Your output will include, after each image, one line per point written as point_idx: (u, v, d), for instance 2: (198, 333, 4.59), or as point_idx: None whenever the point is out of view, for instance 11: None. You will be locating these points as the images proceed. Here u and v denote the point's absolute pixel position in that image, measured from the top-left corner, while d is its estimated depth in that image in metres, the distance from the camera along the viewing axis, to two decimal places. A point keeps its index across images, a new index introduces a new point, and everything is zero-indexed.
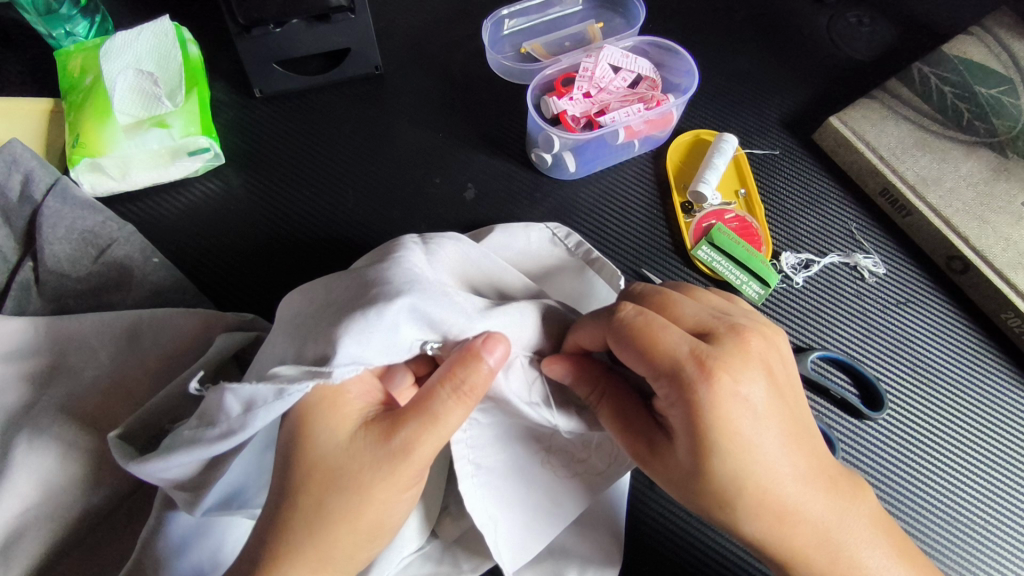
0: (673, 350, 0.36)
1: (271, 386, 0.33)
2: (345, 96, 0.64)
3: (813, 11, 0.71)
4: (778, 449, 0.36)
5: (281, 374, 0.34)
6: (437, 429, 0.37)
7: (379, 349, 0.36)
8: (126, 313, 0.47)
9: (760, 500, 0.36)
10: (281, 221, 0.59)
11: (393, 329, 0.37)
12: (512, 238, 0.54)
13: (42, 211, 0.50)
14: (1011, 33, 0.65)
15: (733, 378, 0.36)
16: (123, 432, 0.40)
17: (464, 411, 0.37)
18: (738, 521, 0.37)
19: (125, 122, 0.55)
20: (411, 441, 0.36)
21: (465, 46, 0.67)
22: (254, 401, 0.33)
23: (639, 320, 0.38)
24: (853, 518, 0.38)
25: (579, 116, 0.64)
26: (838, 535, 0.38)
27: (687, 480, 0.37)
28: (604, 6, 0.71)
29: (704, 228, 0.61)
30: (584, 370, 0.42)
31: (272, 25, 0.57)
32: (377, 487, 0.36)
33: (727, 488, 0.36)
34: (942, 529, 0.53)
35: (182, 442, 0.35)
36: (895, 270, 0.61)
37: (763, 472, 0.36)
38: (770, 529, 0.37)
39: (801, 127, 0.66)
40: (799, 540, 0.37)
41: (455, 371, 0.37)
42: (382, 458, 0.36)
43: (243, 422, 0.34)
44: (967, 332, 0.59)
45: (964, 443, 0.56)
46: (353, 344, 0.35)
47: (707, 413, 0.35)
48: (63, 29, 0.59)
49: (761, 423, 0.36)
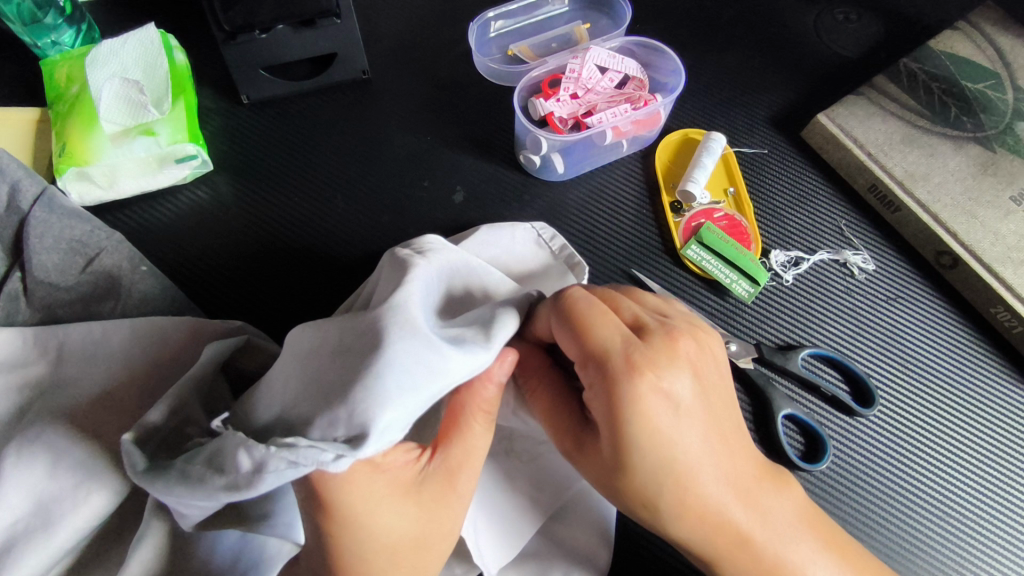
0: (602, 339, 0.38)
1: (284, 458, 0.31)
2: (332, 102, 0.64)
3: (799, 8, 0.71)
4: (705, 447, 0.38)
5: (297, 444, 0.31)
6: (476, 460, 0.41)
7: (405, 415, 0.34)
8: (117, 323, 0.47)
9: (682, 497, 0.37)
10: (268, 227, 0.59)
11: (424, 395, 0.34)
12: (498, 239, 0.54)
13: (28, 223, 0.49)
14: (998, 27, 0.65)
15: (660, 375, 0.37)
16: (136, 436, 0.38)
17: (489, 431, 0.41)
18: (660, 516, 0.38)
19: (112, 131, 0.54)
20: (463, 478, 0.40)
21: (452, 49, 0.67)
22: (268, 465, 0.31)
23: (579, 304, 0.39)
24: (782, 522, 0.39)
25: (566, 118, 0.64)
26: (766, 535, 0.39)
27: (608, 471, 0.39)
28: (590, 7, 0.71)
29: (693, 227, 0.61)
30: (528, 363, 0.44)
31: (258, 31, 0.57)
32: (454, 526, 0.40)
33: (649, 483, 0.37)
34: (928, 524, 0.54)
35: (194, 488, 0.33)
36: (885, 266, 0.61)
37: (685, 470, 0.37)
38: (692, 526, 0.38)
39: (789, 125, 0.66)
40: (726, 539, 0.38)
41: (483, 404, 0.40)
42: (446, 502, 0.40)
43: (251, 481, 0.32)
44: (956, 328, 0.60)
45: (947, 439, 0.56)
46: (381, 417, 0.32)
47: (626, 406, 0.36)
48: (48, 38, 0.59)
49: (682, 418, 0.37)
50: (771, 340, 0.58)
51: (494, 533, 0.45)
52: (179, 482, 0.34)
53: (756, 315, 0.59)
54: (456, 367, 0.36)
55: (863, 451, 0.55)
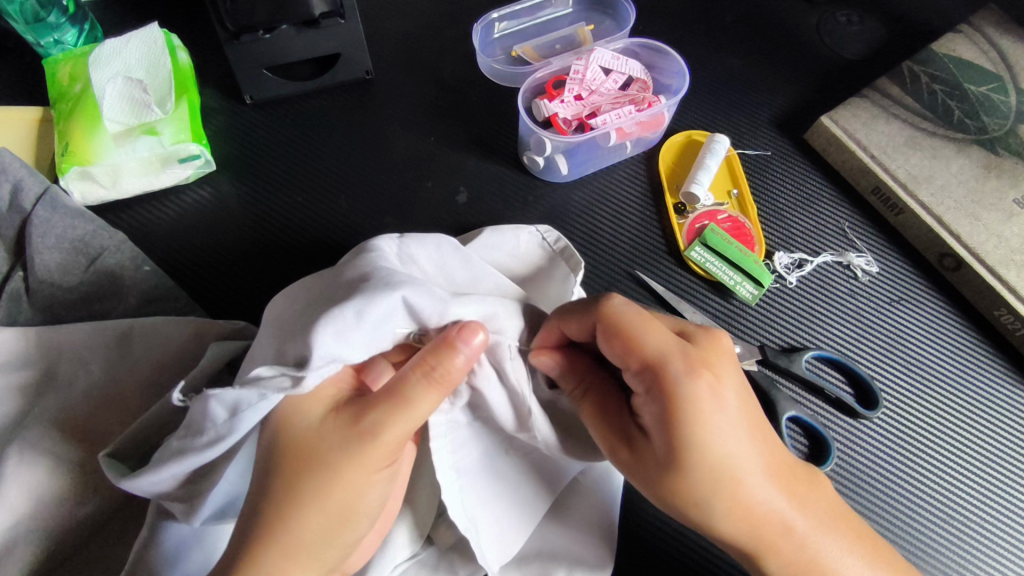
0: (657, 344, 0.39)
1: (253, 390, 0.35)
2: (336, 102, 0.64)
3: (803, 11, 0.71)
4: (744, 445, 0.37)
5: (262, 377, 0.35)
6: (408, 417, 0.38)
7: (352, 339, 0.37)
8: (119, 322, 0.46)
9: (732, 494, 0.37)
10: (274, 226, 0.59)
11: (369, 326, 0.38)
12: (500, 241, 0.52)
13: (31, 221, 0.49)
14: (1000, 30, 0.65)
15: (714, 378, 0.38)
16: (114, 450, 0.40)
17: (437, 396, 0.38)
18: (710, 517, 0.37)
19: (114, 130, 0.54)
20: (376, 420, 0.38)
21: (456, 50, 0.67)
22: (240, 404, 0.35)
23: (627, 313, 0.40)
24: (830, 531, 0.38)
25: (570, 119, 0.63)
26: (807, 528, 0.37)
27: (659, 473, 0.38)
28: (594, 8, 0.71)
29: (698, 228, 0.61)
30: (571, 364, 0.44)
31: (262, 30, 0.57)
32: (352, 474, 0.37)
33: (698, 483, 0.37)
34: (941, 529, 0.54)
35: (172, 451, 0.36)
36: (888, 267, 0.61)
37: (734, 466, 0.37)
38: (742, 529, 0.37)
39: (792, 126, 0.66)
40: (775, 542, 0.37)
41: (428, 359, 0.38)
42: (350, 440, 0.38)
43: (230, 426, 0.36)
44: (969, 337, 0.59)
45: (964, 446, 0.56)
46: (325, 340, 0.36)
47: (684, 403, 0.37)
48: (51, 37, 0.59)
49: (732, 416, 0.37)
50: (777, 342, 0.58)
51: (496, 528, 0.44)
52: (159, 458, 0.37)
53: (761, 317, 0.59)
54: (399, 288, 0.39)
55: (865, 451, 0.55)
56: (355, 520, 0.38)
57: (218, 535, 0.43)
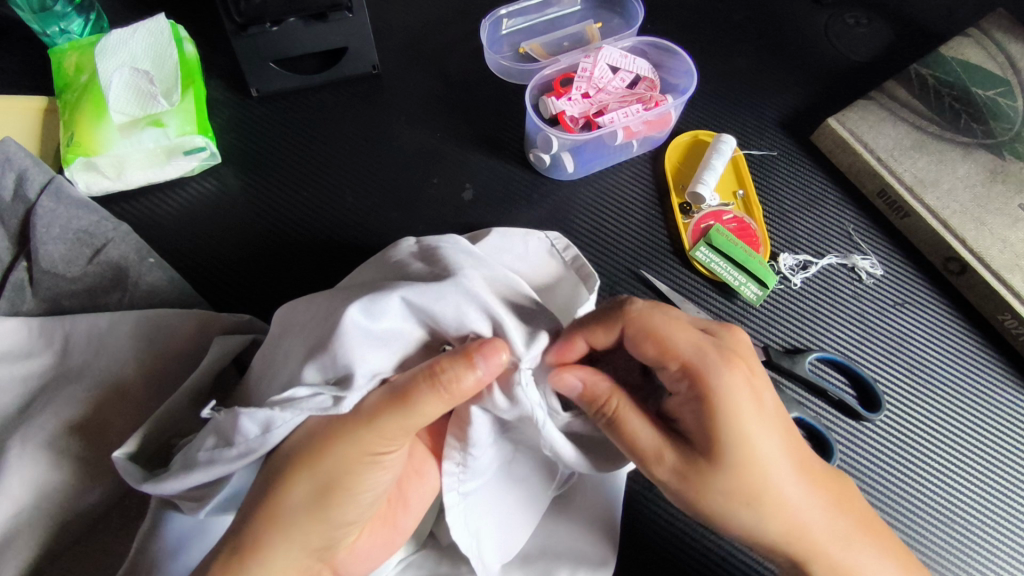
0: (690, 344, 0.39)
1: (286, 409, 0.36)
2: (342, 96, 0.64)
3: (811, 12, 0.71)
4: (778, 445, 0.38)
5: (298, 398, 0.36)
6: (406, 415, 0.37)
7: (383, 354, 0.40)
8: (122, 314, 0.46)
9: (774, 493, 0.37)
10: (280, 221, 0.59)
11: (380, 334, 0.40)
12: (509, 245, 0.52)
13: (36, 211, 0.49)
14: (1009, 34, 0.65)
15: (749, 373, 0.39)
16: (129, 452, 0.39)
17: (440, 404, 0.37)
18: (756, 515, 0.38)
19: (120, 121, 0.54)
20: (380, 420, 0.37)
21: (464, 45, 0.67)
22: (271, 422, 0.36)
23: (654, 315, 0.40)
24: (856, 529, 0.39)
25: (577, 117, 0.63)
26: (839, 524, 0.39)
27: (704, 474, 0.37)
28: (602, 6, 0.71)
29: (703, 229, 0.61)
30: (597, 385, 0.39)
31: (269, 23, 0.57)
32: (357, 470, 0.38)
33: (744, 486, 0.37)
34: (949, 537, 0.54)
35: (198, 461, 0.36)
36: (893, 271, 0.61)
37: (772, 466, 0.37)
38: (786, 528, 0.38)
39: (799, 128, 0.66)
40: (813, 539, 0.38)
41: (441, 365, 0.37)
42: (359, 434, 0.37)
43: (262, 441, 0.36)
44: (979, 347, 0.59)
45: (982, 449, 0.56)
46: (364, 359, 0.39)
47: (728, 402, 0.37)
48: (57, 26, 0.59)
49: (767, 415, 0.38)
50: (779, 343, 0.58)
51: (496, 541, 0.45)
52: (185, 467, 0.37)
53: (765, 316, 0.59)
54: (395, 290, 0.40)
55: (870, 454, 0.55)
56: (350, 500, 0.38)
57: (223, 526, 0.43)
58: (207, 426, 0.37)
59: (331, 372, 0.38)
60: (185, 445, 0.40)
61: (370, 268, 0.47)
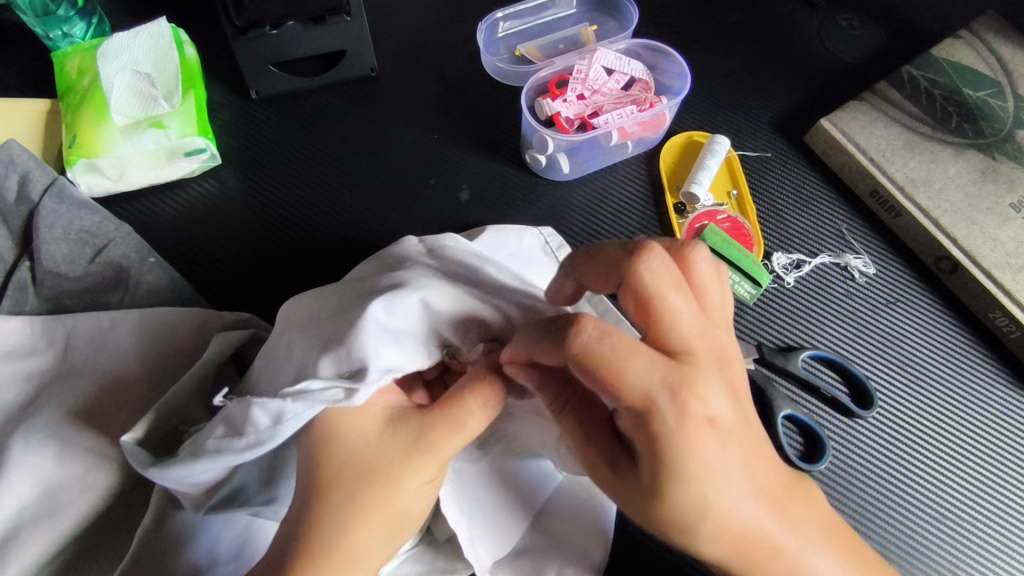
0: (641, 383, 0.30)
1: (301, 402, 0.35)
2: (340, 98, 0.64)
3: (804, 14, 0.71)
4: (734, 472, 0.32)
5: (312, 390, 0.35)
6: (460, 436, 0.39)
7: (397, 350, 0.38)
8: (124, 313, 0.47)
9: (724, 525, 0.33)
10: (279, 222, 0.60)
11: (396, 335, 0.39)
12: (506, 241, 0.53)
13: (39, 211, 0.50)
14: (999, 36, 0.66)
15: (705, 407, 0.31)
16: (138, 438, 0.40)
17: (485, 417, 0.39)
18: (699, 543, 0.34)
19: (122, 123, 0.55)
20: (439, 447, 0.38)
21: (461, 48, 0.68)
22: (284, 413, 0.35)
23: (599, 348, 0.30)
24: (813, 542, 0.35)
25: (573, 118, 0.64)
26: (796, 545, 0.34)
27: (642, 501, 0.33)
28: (597, 9, 0.72)
29: (697, 228, 0.62)
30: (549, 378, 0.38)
31: (268, 26, 0.58)
32: (411, 499, 0.38)
33: (682, 515, 0.33)
34: (940, 532, 0.54)
35: (207, 450, 0.36)
36: (886, 269, 0.62)
37: (723, 500, 0.32)
38: (733, 553, 0.34)
39: (793, 129, 0.67)
40: (763, 562, 0.34)
41: (483, 376, 0.39)
42: (411, 452, 0.38)
43: (272, 433, 0.35)
44: (969, 343, 0.60)
45: (963, 448, 0.57)
46: (379, 354, 0.37)
47: (675, 449, 0.31)
48: (60, 30, 0.59)
49: (724, 445, 0.32)
50: (773, 341, 0.59)
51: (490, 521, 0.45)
52: (193, 454, 0.37)
53: (759, 315, 0.60)
54: (417, 289, 0.41)
55: (861, 450, 0.56)
56: (401, 524, 0.38)
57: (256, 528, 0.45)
58: (218, 415, 0.37)
59: (345, 365, 0.37)
60: (194, 433, 0.40)
61: (368, 265, 0.47)
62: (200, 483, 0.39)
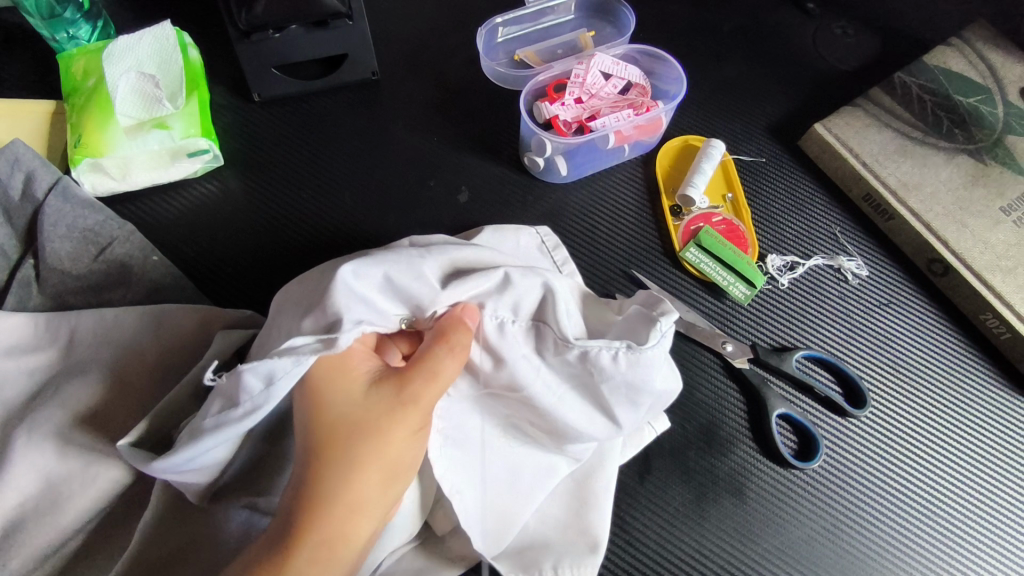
0: None
1: (286, 357, 0.36)
2: (341, 102, 0.65)
3: (799, 21, 0.73)
4: None
5: (296, 345, 0.36)
6: (439, 383, 0.41)
7: (368, 309, 0.40)
8: (128, 307, 0.48)
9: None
10: (281, 221, 0.60)
11: (368, 296, 0.40)
12: (501, 240, 0.55)
13: (43, 210, 0.51)
14: (988, 44, 0.67)
15: None
16: (134, 440, 0.40)
17: (458, 363, 0.41)
18: None
19: (127, 124, 0.56)
20: (417, 395, 0.40)
21: (462, 54, 0.69)
22: (274, 373, 0.36)
23: None
24: None
25: (570, 121, 0.65)
26: None
27: None
28: (595, 16, 0.73)
29: (693, 230, 0.63)
30: None
31: (271, 30, 0.59)
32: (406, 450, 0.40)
33: None
34: (930, 532, 0.55)
35: (206, 427, 0.37)
36: (879, 272, 0.63)
37: None
38: None
39: (787, 134, 0.68)
40: None
41: (448, 332, 0.41)
42: (395, 404, 0.40)
43: (267, 396, 0.36)
44: (961, 346, 0.61)
45: (954, 451, 0.57)
46: (350, 307, 0.39)
47: None
48: (66, 33, 0.60)
49: None
50: (767, 341, 0.60)
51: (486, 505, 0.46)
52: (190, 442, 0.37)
53: (753, 316, 0.60)
54: (381, 264, 0.41)
55: (855, 450, 0.57)
56: (403, 474, 0.40)
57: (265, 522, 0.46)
58: (211, 393, 0.38)
59: (322, 321, 0.38)
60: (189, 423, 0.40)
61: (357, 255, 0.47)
62: (201, 471, 0.40)
